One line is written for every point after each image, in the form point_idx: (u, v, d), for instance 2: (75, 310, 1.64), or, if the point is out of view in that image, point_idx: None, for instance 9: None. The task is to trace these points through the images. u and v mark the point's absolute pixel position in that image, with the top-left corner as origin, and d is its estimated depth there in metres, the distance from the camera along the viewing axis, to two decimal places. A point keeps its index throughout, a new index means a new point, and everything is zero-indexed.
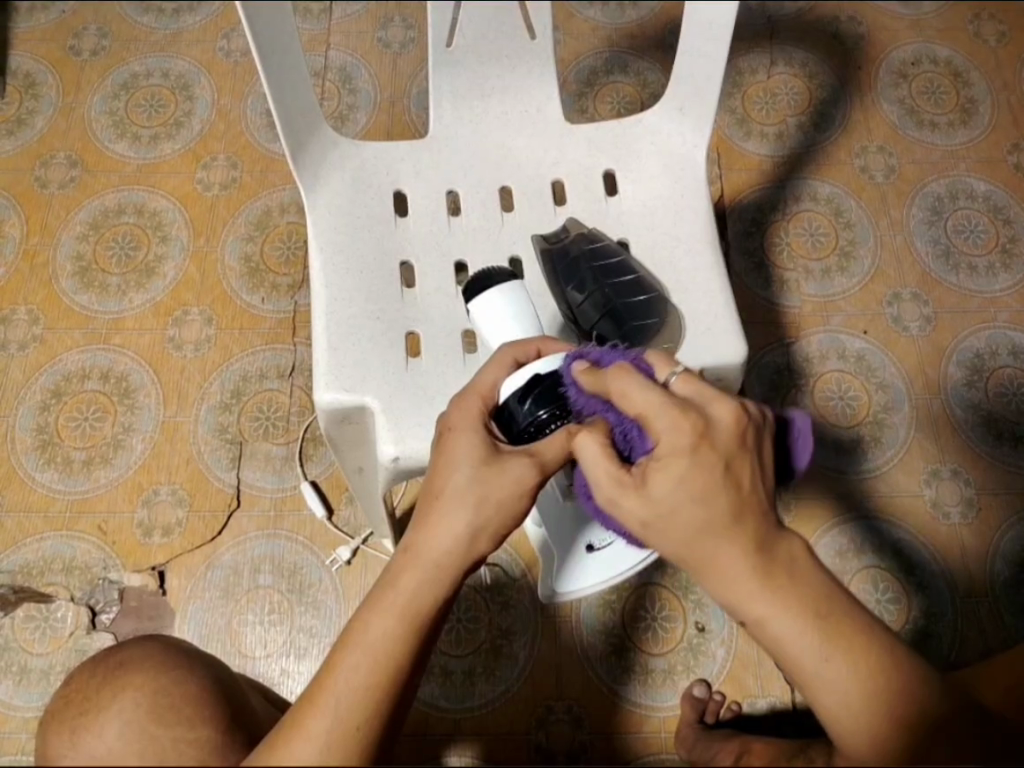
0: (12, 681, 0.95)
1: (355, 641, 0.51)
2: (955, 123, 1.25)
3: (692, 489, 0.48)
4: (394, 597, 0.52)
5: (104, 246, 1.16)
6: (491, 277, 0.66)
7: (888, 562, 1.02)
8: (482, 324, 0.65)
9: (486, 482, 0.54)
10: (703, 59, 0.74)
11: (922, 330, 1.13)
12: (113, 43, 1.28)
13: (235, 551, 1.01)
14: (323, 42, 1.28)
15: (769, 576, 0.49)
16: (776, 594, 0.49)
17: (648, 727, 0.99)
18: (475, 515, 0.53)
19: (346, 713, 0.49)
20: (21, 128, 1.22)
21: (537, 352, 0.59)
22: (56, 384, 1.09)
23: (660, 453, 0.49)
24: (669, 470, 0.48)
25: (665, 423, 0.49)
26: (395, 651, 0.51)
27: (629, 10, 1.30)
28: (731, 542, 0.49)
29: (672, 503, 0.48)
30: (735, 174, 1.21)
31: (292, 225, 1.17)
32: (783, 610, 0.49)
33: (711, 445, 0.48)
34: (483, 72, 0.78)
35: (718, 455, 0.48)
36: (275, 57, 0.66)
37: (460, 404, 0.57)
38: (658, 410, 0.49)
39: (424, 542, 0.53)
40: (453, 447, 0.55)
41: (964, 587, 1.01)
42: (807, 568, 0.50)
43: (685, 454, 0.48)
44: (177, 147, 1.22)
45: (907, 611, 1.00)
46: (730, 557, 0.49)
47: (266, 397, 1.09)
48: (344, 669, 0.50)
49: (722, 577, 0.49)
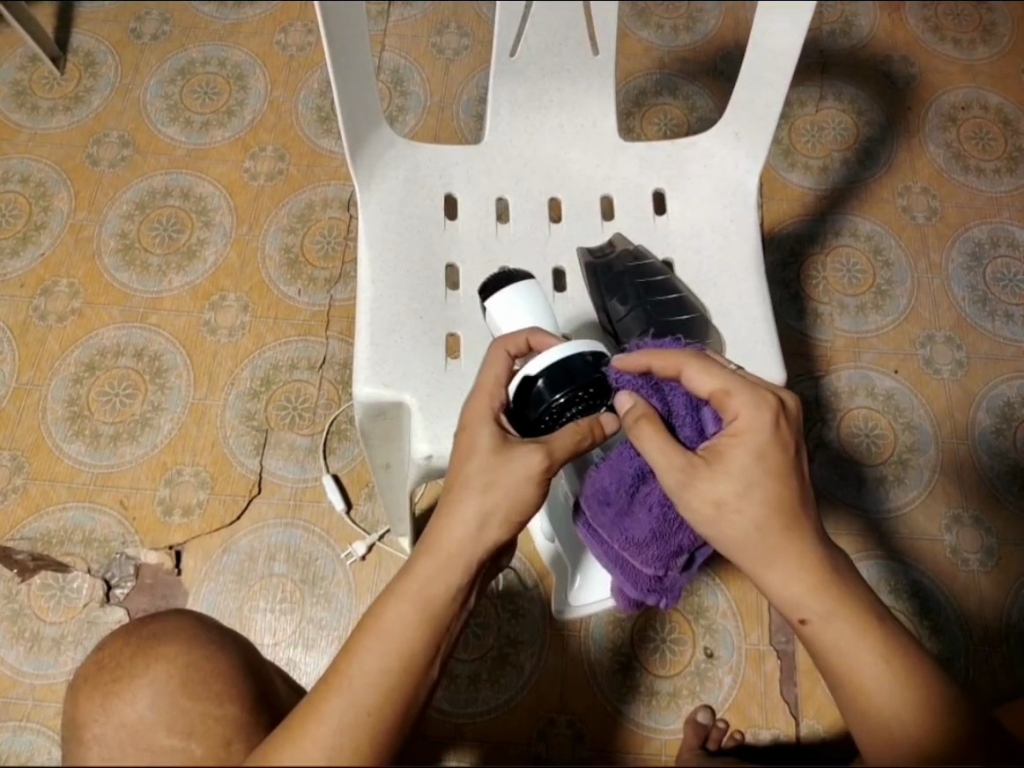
0: (23, 647, 0.96)
1: (373, 629, 0.51)
2: (1001, 170, 1.25)
3: (765, 465, 0.54)
4: (409, 586, 0.53)
5: (148, 226, 1.18)
6: (511, 276, 0.67)
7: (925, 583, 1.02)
8: (497, 320, 0.66)
9: (493, 468, 0.55)
10: (765, 87, 0.74)
11: (954, 374, 1.13)
12: (173, 29, 1.30)
13: (252, 537, 1.02)
14: (379, 43, 1.30)
15: (825, 574, 0.55)
16: (832, 595, 0.55)
17: (649, 749, 0.99)
18: (483, 498, 0.54)
19: (360, 698, 0.48)
20: (77, 106, 1.24)
21: (526, 344, 0.60)
22: (90, 358, 1.10)
23: (739, 430, 0.55)
24: (745, 445, 0.54)
25: (745, 400, 0.55)
26: (412, 637, 0.51)
27: (682, 35, 1.32)
28: (786, 536, 0.54)
29: (752, 473, 0.54)
30: (776, 203, 1.21)
31: (334, 220, 1.19)
32: (842, 608, 0.55)
33: (786, 422, 0.55)
34: (543, 84, 0.79)
35: (792, 434, 0.55)
36: (343, 56, 0.68)
37: (471, 403, 0.58)
38: (740, 389, 0.55)
39: (440, 532, 0.54)
40: (469, 437, 0.57)
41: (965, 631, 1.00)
42: (856, 578, 0.56)
43: (764, 430, 0.54)
44: (227, 135, 1.23)
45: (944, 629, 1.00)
46: (794, 548, 0.55)
47: (295, 387, 1.10)
48: (360, 654, 0.50)
49: (786, 569, 0.55)
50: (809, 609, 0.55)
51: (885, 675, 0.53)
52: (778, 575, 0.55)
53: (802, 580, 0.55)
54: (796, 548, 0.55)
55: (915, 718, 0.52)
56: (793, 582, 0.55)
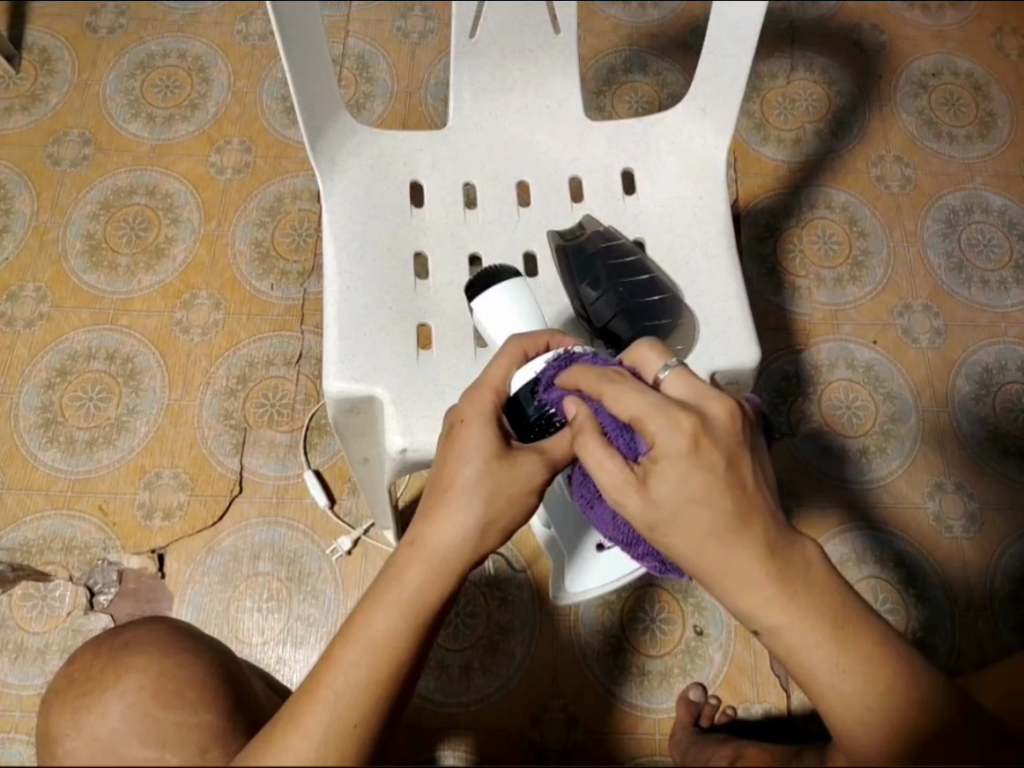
0: (8, 659, 0.95)
1: (355, 636, 0.51)
2: (973, 136, 1.24)
3: (691, 491, 0.50)
4: (401, 591, 0.52)
5: (115, 225, 1.15)
6: (496, 275, 0.66)
7: (890, 570, 1.02)
8: (484, 321, 0.65)
9: (496, 478, 0.55)
10: (729, 61, 0.73)
11: (933, 342, 1.13)
12: (130, 22, 1.27)
13: (236, 537, 1.01)
14: (343, 29, 1.28)
15: (786, 581, 0.52)
16: (786, 606, 0.52)
17: (644, 728, 0.99)
18: (484, 509, 0.54)
19: (344, 711, 0.49)
20: (35, 104, 1.21)
21: (546, 346, 0.59)
22: (61, 363, 1.08)
23: (659, 456, 0.50)
24: (668, 474, 0.50)
25: (661, 425, 0.50)
26: (395, 646, 0.51)
27: (650, 10, 1.30)
28: (733, 551, 0.51)
29: (674, 504, 0.50)
30: (751, 178, 1.20)
31: (305, 212, 1.17)
32: (799, 619, 0.52)
33: (710, 443, 0.50)
34: (505, 64, 0.78)
35: (718, 455, 0.50)
36: (297, 43, 0.66)
37: (472, 397, 0.57)
38: (654, 414, 0.50)
39: (430, 534, 0.54)
40: (465, 438, 0.56)
41: (926, 615, 1.00)
42: (822, 576, 0.53)
43: (684, 456, 0.49)
44: (192, 129, 1.21)
45: (907, 621, 1.00)
46: (741, 557, 0.51)
47: (273, 384, 1.08)
48: (345, 665, 0.50)
49: (739, 581, 0.51)
50: (764, 620, 0.52)
51: (847, 683, 0.52)
52: (734, 590, 0.52)
53: (748, 599, 0.52)
54: (747, 557, 0.51)
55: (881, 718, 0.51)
56: (750, 599, 0.52)
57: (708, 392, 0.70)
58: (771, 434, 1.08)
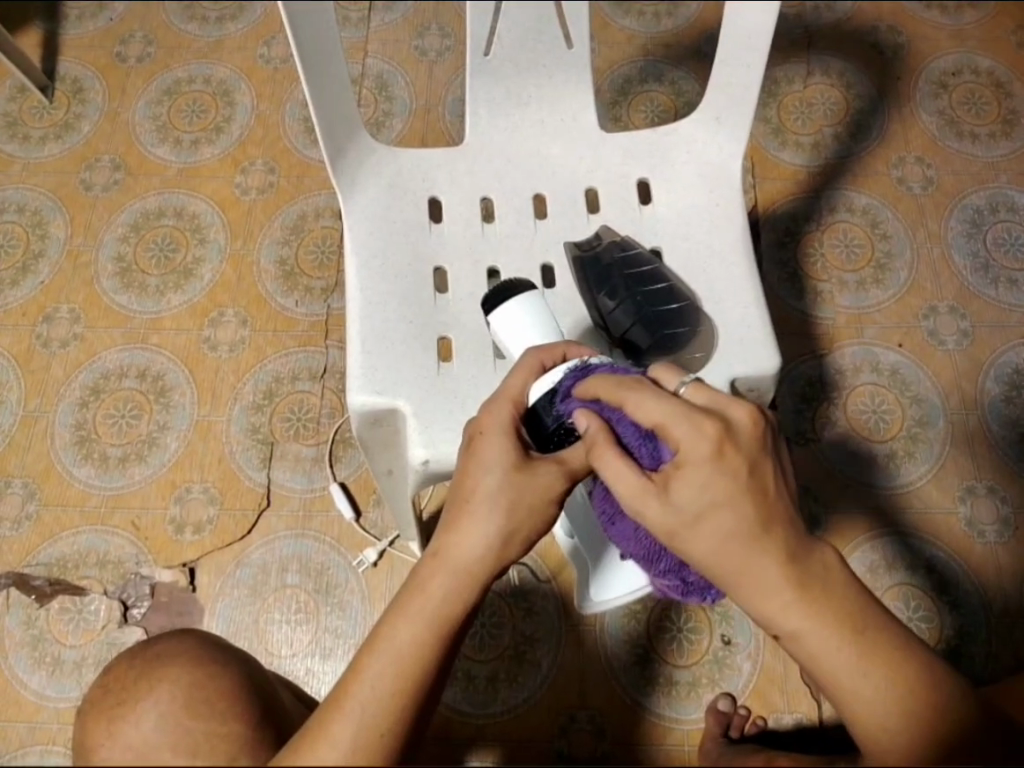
0: (46, 671, 0.97)
1: (381, 646, 0.52)
2: (996, 134, 1.23)
3: (714, 496, 0.50)
4: (424, 602, 0.53)
5: (144, 248, 1.19)
6: (512, 288, 0.66)
7: (921, 577, 1.00)
8: (501, 333, 0.66)
9: (517, 487, 0.55)
10: (743, 69, 0.74)
11: (960, 344, 1.11)
12: (158, 51, 1.31)
13: (264, 550, 1.03)
14: (362, 50, 1.30)
15: (805, 586, 0.52)
16: (807, 613, 0.52)
17: (672, 739, 0.98)
18: (506, 518, 0.55)
19: (370, 721, 0.50)
20: (68, 132, 1.25)
21: (564, 357, 0.60)
22: (94, 382, 1.11)
23: (682, 461, 0.50)
24: (691, 478, 0.50)
25: (683, 429, 0.50)
26: (420, 659, 0.52)
27: (665, 20, 1.30)
28: (755, 558, 0.51)
29: (696, 510, 0.50)
30: (770, 183, 1.20)
31: (327, 229, 1.19)
32: (817, 623, 0.52)
33: (734, 449, 0.50)
34: (519, 80, 0.79)
35: (742, 460, 0.50)
36: (315, 65, 0.68)
37: (490, 409, 0.58)
38: (677, 418, 0.50)
39: (452, 546, 0.55)
40: (485, 450, 0.56)
41: (960, 624, 0.98)
42: (842, 581, 0.53)
43: (708, 461, 0.50)
44: (217, 152, 1.24)
45: (940, 630, 0.98)
46: (763, 564, 0.51)
47: (298, 399, 1.10)
48: (370, 676, 0.51)
49: (756, 586, 0.52)
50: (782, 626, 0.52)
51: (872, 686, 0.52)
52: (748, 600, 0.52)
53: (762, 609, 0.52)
54: (763, 566, 0.51)
55: (898, 724, 0.51)
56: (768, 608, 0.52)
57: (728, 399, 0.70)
58: (796, 440, 1.07)
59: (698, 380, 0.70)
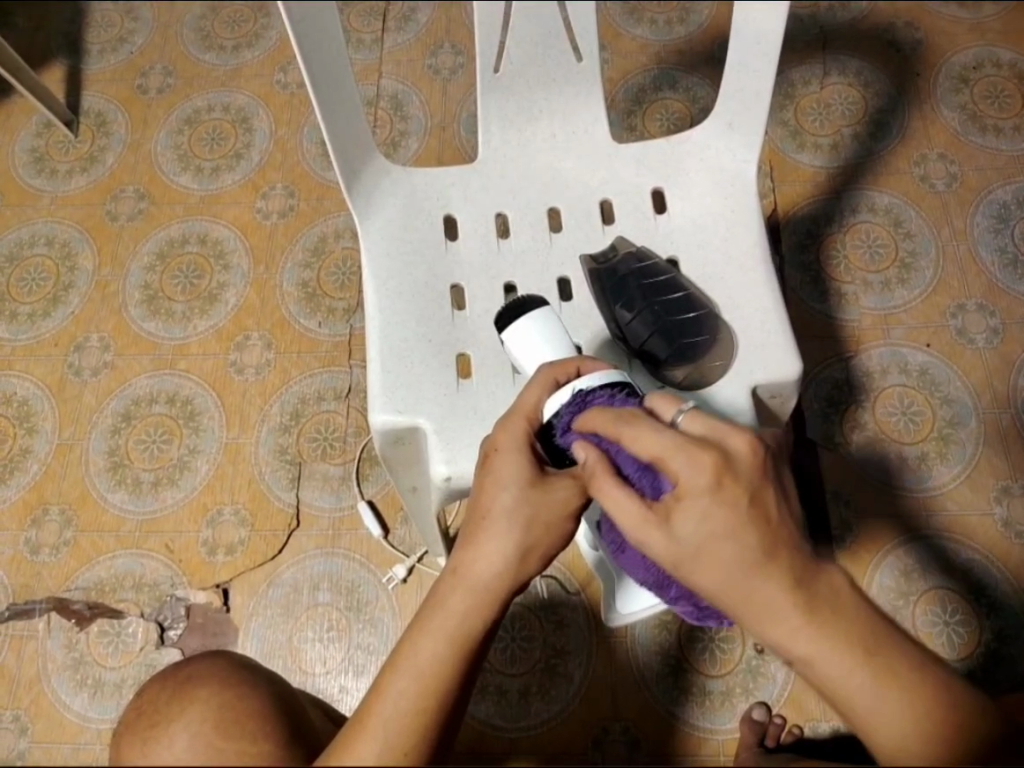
0: (87, 695, 0.99)
1: (403, 666, 0.53)
2: (1021, 127, 1.20)
3: (713, 529, 0.49)
4: (444, 621, 0.54)
5: (170, 275, 1.21)
6: (524, 304, 0.67)
7: (956, 581, 0.99)
8: (515, 350, 0.66)
9: (535, 503, 0.56)
10: (752, 74, 0.73)
11: (990, 342, 1.09)
12: (177, 80, 1.34)
13: (295, 570, 1.04)
14: (376, 71, 1.32)
15: (812, 610, 0.51)
16: (819, 634, 0.51)
17: (707, 750, 0.97)
18: (525, 536, 0.55)
19: (395, 740, 0.50)
20: (93, 165, 1.28)
21: (577, 372, 0.59)
22: (125, 408, 1.13)
23: (681, 493, 0.50)
24: (691, 511, 0.50)
25: (682, 463, 0.50)
26: (443, 677, 0.53)
27: (677, 26, 1.30)
28: (780, 573, 0.50)
29: (697, 546, 0.50)
30: (788, 186, 1.19)
31: (348, 250, 1.20)
32: (828, 645, 0.51)
33: (733, 481, 0.50)
34: (530, 97, 0.79)
35: (741, 491, 0.49)
36: (327, 90, 0.69)
37: (505, 425, 0.58)
38: (675, 450, 0.50)
39: (470, 564, 0.55)
40: (501, 467, 0.56)
41: (999, 628, 0.96)
42: (852, 601, 0.51)
43: (706, 492, 0.49)
44: (238, 178, 1.26)
45: (977, 635, 0.96)
46: (766, 590, 0.50)
47: (323, 419, 1.11)
48: (393, 693, 0.51)
49: (762, 612, 0.51)
50: (794, 651, 0.51)
51: (887, 709, 0.50)
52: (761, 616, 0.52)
53: (786, 623, 0.51)
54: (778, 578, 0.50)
55: (932, 747, 0.50)
56: (781, 630, 0.51)
57: (749, 406, 0.70)
58: (823, 445, 1.06)
59: (718, 389, 0.70)
